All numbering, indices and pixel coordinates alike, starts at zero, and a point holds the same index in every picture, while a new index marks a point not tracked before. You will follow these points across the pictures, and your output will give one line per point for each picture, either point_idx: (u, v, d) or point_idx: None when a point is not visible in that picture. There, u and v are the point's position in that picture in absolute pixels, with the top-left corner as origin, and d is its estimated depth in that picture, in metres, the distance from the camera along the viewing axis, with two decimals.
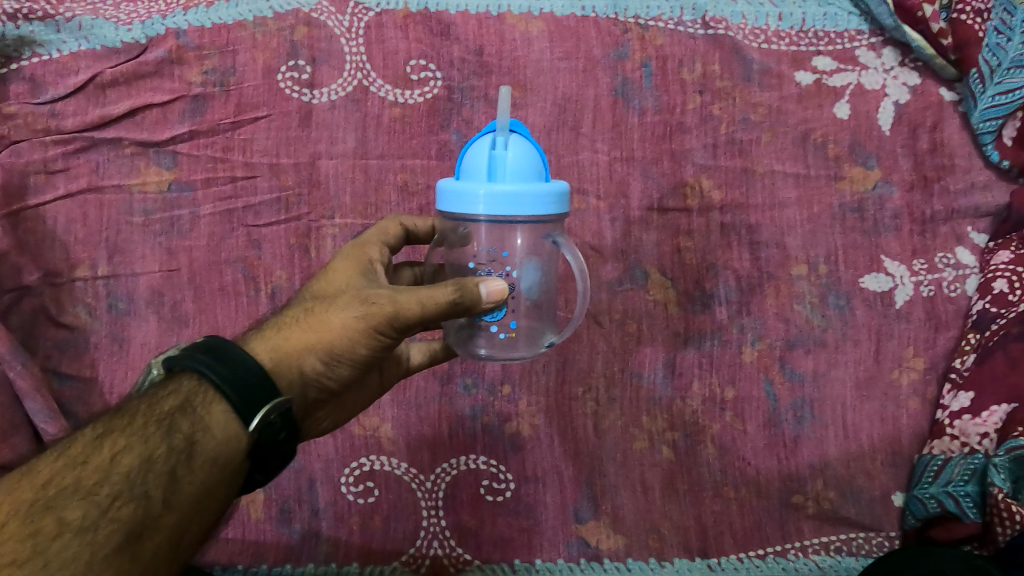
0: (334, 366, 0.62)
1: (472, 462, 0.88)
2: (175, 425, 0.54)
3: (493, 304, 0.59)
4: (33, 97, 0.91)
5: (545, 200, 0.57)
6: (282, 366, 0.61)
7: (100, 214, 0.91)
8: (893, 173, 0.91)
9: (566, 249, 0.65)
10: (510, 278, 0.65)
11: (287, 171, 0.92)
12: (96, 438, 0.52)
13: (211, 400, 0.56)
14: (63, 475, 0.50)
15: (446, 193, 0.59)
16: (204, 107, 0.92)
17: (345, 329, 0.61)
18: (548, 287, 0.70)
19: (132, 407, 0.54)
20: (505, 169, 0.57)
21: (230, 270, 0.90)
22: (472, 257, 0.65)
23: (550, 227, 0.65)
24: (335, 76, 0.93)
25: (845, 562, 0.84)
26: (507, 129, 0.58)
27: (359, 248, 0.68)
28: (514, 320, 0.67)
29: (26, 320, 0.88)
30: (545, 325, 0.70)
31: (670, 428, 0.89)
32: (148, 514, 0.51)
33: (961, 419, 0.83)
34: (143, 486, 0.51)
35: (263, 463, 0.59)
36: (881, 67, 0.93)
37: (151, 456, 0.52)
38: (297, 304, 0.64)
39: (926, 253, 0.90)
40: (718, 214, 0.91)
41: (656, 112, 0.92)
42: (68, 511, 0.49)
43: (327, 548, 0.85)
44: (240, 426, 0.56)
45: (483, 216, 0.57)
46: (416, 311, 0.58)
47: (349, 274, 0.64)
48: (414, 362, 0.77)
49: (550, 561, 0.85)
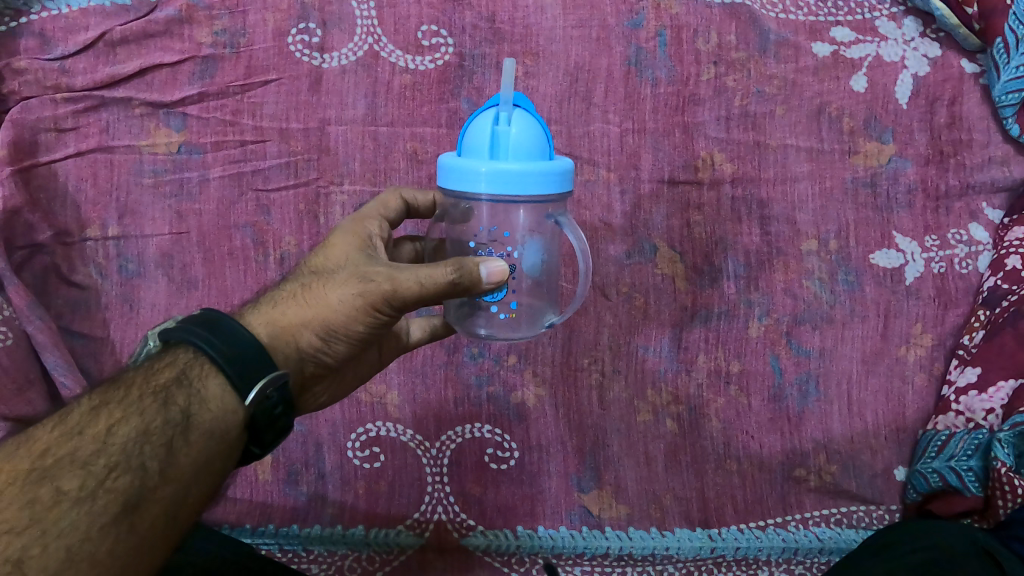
0: (329, 342, 0.63)
1: (477, 430, 0.88)
2: (171, 398, 0.55)
3: (493, 285, 0.58)
4: (43, 53, 0.90)
5: (549, 178, 0.57)
6: (280, 339, 0.62)
7: (109, 174, 0.91)
8: (908, 148, 0.90)
9: (568, 229, 0.63)
10: (511, 258, 0.65)
11: (296, 136, 0.91)
12: (92, 409, 0.53)
13: (206, 372, 0.57)
14: (59, 445, 0.51)
15: (448, 170, 0.58)
16: (214, 69, 0.91)
17: (342, 306, 0.61)
18: (550, 265, 0.69)
19: (128, 379, 0.56)
20: (508, 145, 0.56)
21: (239, 234, 0.91)
22: (473, 236, 0.65)
23: (552, 206, 0.64)
24: (345, 40, 0.92)
25: (844, 534, 0.85)
26: (511, 104, 0.57)
27: (359, 222, 0.68)
28: (515, 300, 0.66)
29: (38, 278, 0.89)
30: (546, 304, 0.70)
31: (674, 401, 0.89)
32: (146, 486, 0.51)
33: (967, 395, 0.84)
34: (139, 458, 0.51)
35: (259, 436, 0.60)
36: (901, 38, 0.91)
37: (147, 429, 0.53)
38: (295, 279, 0.64)
39: (939, 230, 0.90)
40: (729, 188, 0.91)
41: (669, 83, 0.91)
42: (64, 480, 0.49)
43: (333, 510, 0.86)
44: (237, 401, 0.57)
45: (484, 195, 0.56)
46: (413, 290, 0.58)
47: (347, 249, 0.64)
48: (414, 338, 0.77)
49: (552, 529, 0.86)
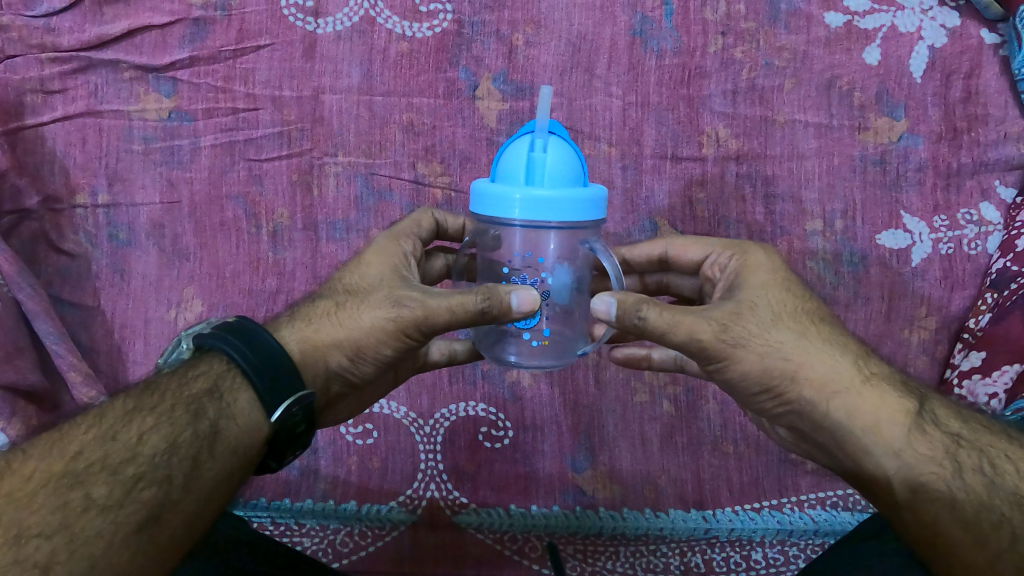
0: (358, 363, 0.62)
1: (471, 409, 0.88)
2: (201, 409, 0.54)
3: (524, 314, 0.57)
4: (28, 10, 0.88)
5: (583, 205, 0.55)
6: (309, 357, 0.61)
7: (98, 140, 0.89)
8: (921, 124, 0.88)
9: (603, 256, 0.61)
10: (544, 284, 0.61)
11: (289, 105, 0.89)
12: (126, 413, 0.52)
13: (237, 387, 0.56)
14: (93, 449, 0.50)
15: (480, 195, 0.57)
16: (205, 32, 0.89)
17: (373, 329, 0.60)
18: (582, 293, 0.65)
19: (161, 385, 0.55)
20: (543, 173, 0.54)
21: (231, 205, 0.89)
22: (506, 261, 0.61)
23: (586, 232, 0.61)
24: (341, 5, 0.89)
25: (841, 517, 0.83)
26: (546, 130, 0.56)
27: (393, 241, 0.67)
28: (548, 327, 0.63)
29: (26, 244, 0.87)
30: (578, 333, 0.65)
31: (672, 383, 0.88)
32: (169, 497, 0.49)
33: (971, 379, 0.79)
34: (166, 469, 0.50)
35: (277, 451, 0.58)
36: (918, 8, 0.88)
37: (176, 440, 0.51)
38: (329, 296, 0.63)
39: (948, 210, 0.87)
40: (734, 164, 0.88)
41: (675, 54, 0.88)
42: (95, 487, 0.47)
43: (326, 486, 0.86)
44: (262, 415, 0.56)
45: (518, 220, 0.54)
46: (444, 317, 0.57)
47: (382, 269, 0.63)
48: (432, 358, 0.75)
49: (545, 507, 0.85)
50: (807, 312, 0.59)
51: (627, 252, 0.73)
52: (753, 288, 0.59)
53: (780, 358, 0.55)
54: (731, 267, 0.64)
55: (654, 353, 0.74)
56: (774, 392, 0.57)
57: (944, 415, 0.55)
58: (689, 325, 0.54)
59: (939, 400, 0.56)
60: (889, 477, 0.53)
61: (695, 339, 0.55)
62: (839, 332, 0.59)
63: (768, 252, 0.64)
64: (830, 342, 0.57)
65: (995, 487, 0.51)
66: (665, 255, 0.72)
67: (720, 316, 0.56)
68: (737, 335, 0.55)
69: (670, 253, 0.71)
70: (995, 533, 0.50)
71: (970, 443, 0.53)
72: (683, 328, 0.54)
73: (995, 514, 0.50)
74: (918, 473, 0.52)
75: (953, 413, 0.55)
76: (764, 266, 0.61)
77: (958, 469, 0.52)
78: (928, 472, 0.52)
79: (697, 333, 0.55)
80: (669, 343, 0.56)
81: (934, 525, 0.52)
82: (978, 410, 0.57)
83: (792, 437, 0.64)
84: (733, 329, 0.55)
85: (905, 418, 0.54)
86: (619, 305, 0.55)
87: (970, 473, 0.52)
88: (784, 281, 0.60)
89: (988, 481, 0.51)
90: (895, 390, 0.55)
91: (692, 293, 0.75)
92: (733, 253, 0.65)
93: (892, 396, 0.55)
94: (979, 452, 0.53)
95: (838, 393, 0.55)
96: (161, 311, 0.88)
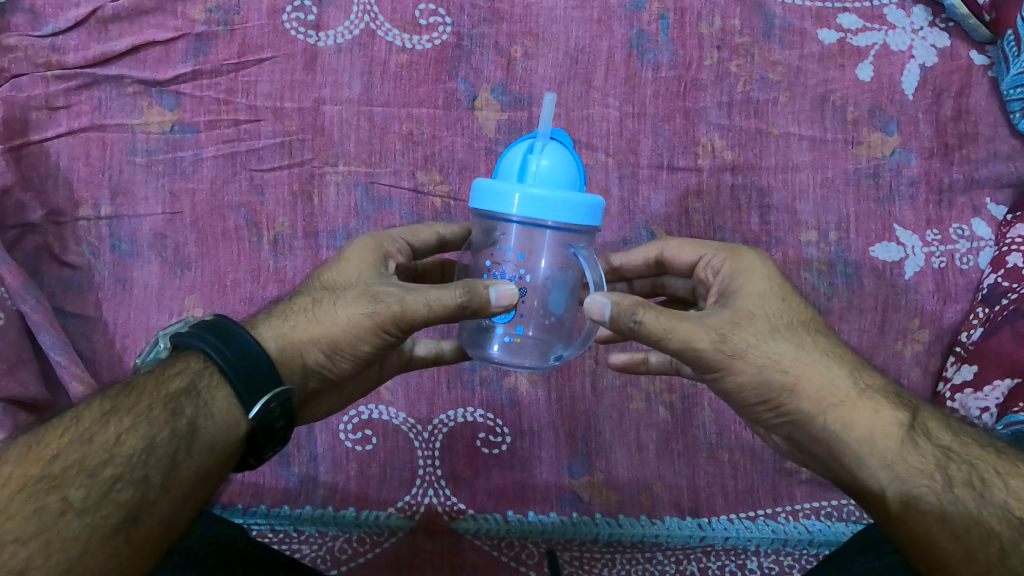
0: (335, 359, 0.63)
1: (469, 415, 0.89)
2: (179, 408, 0.55)
3: (501, 308, 0.58)
4: (34, 30, 0.91)
5: (579, 209, 0.56)
6: (287, 353, 0.62)
7: (102, 153, 0.90)
8: (913, 139, 0.89)
9: (587, 265, 0.62)
10: (523, 280, 0.62)
11: (290, 116, 0.90)
12: (103, 415, 0.53)
13: (214, 384, 0.57)
14: (69, 453, 0.50)
15: (479, 191, 0.58)
16: (207, 46, 0.91)
17: (351, 325, 0.61)
18: (573, 301, 0.66)
19: (138, 385, 0.56)
20: (541, 173, 0.56)
21: (232, 215, 0.89)
22: (489, 255, 0.63)
23: (574, 237, 0.61)
24: (342, 18, 0.91)
25: (835, 527, 0.84)
26: (548, 136, 0.57)
27: (375, 239, 0.68)
28: (522, 324, 0.63)
29: (29, 256, 0.88)
30: (558, 336, 0.65)
31: (668, 390, 0.89)
32: (146, 498, 0.50)
33: (963, 393, 0.80)
34: (143, 470, 0.51)
35: (255, 449, 0.60)
36: (910, 27, 0.90)
37: (154, 440, 0.52)
38: (307, 293, 0.65)
39: (941, 224, 0.88)
40: (730, 175, 0.89)
41: (671, 67, 0.90)
42: (71, 489, 0.48)
43: (324, 492, 0.87)
44: (241, 413, 0.58)
45: (515, 217, 0.55)
46: (421, 312, 0.58)
47: (361, 266, 0.64)
48: (418, 353, 0.76)
49: (542, 514, 0.86)
50: (801, 322, 0.60)
51: (621, 259, 0.75)
52: (748, 295, 0.60)
53: (778, 369, 0.57)
54: (724, 271, 0.64)
55: (651, 357, 0.75)
56: (772, 403, 0.58)
57: (935, 428, 0.56)
58: (685, 332, 0.56)
59: (930, 411, 0.57)
60: (883, 486, 0.54)
61: (691, 348, 0.56)
62: (834, 343, 0.60)
63: (761, 255, 0.65)
64: (826, 353, 0.58)
65: (983, 500, 0.52)
66: (660, 257, 0.73)
67: (718, 325, 0.57)
68: (735, 346, 0.56)
69: (664, 256, 0.72)
70: (983, 545, 0.50)
71: (960, 456, 0.54)
72: (679, 335, 0.55)
73: (983, 526, 0.51)
74: (910, 485, 0.53)
75: (943, 425, 0.56)
76: (759, 272, 0.62)
77: (948, 482, 0.53)
78: (919, 485, 0.53)
79: (693, 341, 0.56)
80: (665, 349, 0.57)
81: (924, 536, 0.52)
82: (969, 422, 0.58)
83: (788, 445, 0.64)
84: (731, 339, 0.56)
85: (896, 430, 0.55)
86: (614, 307, 0.56)
87: (960, 485, 0.52)
88: (780, 290, 0.61)
89: (977, 494, 0.52)
90: (888, 402, 0.56)
91: (685, 295, 0.76)
92: (725, 257, 0.65)
93: (886, 408, 0.56)
94: (969, 465, 0.53)
95: (830, 404, 0.56)
96: (162, 320, 0.88)
